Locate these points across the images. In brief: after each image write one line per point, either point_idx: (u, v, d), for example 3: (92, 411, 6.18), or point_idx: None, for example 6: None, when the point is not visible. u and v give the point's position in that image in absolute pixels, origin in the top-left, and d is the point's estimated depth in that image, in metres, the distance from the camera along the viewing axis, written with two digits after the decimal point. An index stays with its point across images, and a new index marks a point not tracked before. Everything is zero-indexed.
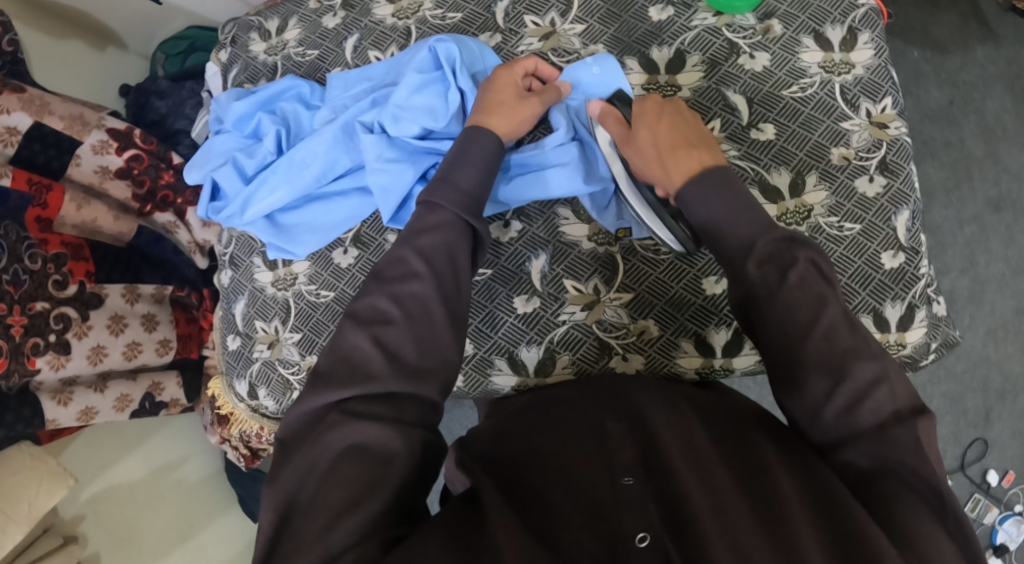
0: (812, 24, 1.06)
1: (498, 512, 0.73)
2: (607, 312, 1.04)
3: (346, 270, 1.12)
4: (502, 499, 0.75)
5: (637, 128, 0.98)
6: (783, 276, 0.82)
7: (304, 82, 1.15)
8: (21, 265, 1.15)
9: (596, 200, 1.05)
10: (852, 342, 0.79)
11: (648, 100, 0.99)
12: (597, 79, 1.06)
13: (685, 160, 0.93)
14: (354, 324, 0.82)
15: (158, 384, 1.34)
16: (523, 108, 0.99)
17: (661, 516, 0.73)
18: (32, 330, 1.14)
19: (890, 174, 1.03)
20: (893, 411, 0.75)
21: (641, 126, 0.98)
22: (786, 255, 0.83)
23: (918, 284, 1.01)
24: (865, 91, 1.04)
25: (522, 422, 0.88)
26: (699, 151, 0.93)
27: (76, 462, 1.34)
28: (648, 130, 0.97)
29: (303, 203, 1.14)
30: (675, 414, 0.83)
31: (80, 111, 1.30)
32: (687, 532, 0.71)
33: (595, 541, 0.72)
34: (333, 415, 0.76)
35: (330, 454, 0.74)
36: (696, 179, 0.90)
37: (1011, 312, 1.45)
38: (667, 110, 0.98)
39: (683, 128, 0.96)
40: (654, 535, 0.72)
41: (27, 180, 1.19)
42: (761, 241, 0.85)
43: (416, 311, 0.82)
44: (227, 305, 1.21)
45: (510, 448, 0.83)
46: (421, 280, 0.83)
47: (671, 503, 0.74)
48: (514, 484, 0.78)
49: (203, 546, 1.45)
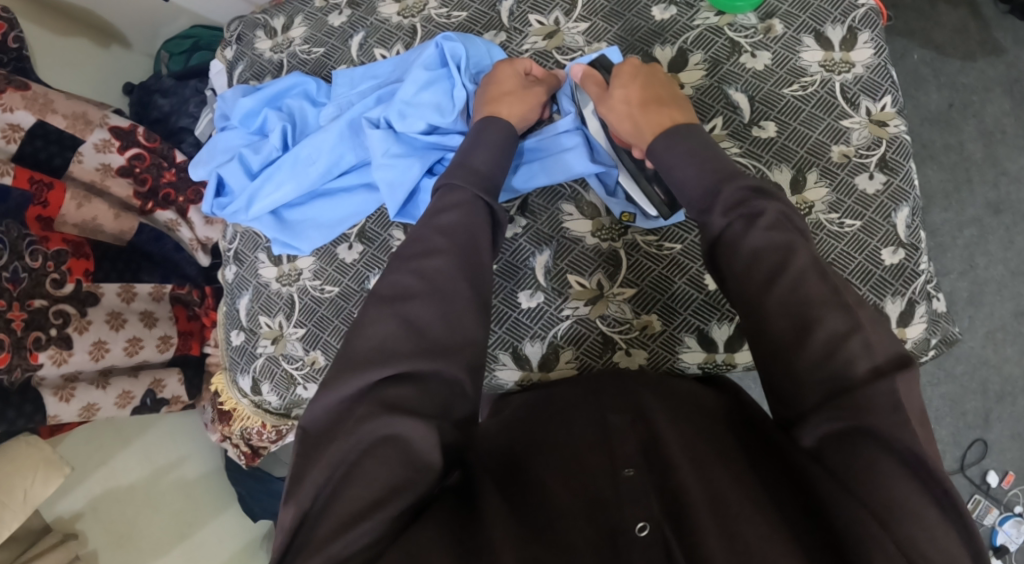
0: (813, 24, 1.07)
1: (497, 509, 0.75)
2: (610, 307, 1.04)
3: (351, 266, 1.13)
4: (504, 499, 0.76)
5: (613, 87, 1.00)
6: (749, 225, 0.82)
7: (311, 80, 1.16)
8: (21, 263, 1.15)
9: (607, 185, 1.06)
10: (823, 289, 0.77)
11: (626, 62, 1.01)
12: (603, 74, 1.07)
13: (655, 117, 0.95)
14: (378, 301, 0.82)
15: (161, 381, 1.33)
16: (532, 95, 1.03)
17: (661, 508, 0.74)
18: (32, 325, 1.15)
19: (890, 171, 1.03)
20: (871, 365, 0.73)
21: (616, 86, 1.00)
22: (752, 202, 0.83)
23: (918, 280, 1.02)
24: (865, 89, 1.05)
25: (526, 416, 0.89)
26: (671, 110, 0.96)
27: (77, 456, 1.34)
28: (621, 89, 0.99)
29: (309, 198, 1.14)
30: (677, 410, 0.84)
31: (84, 109, 1.31)
32: (684, 524, 0.72)
33: (591, 530, 0.73)
34: (366, 406, 0.76)
35: (363, 446, 0.74)
36: (664, 134, 0.93)
37: (1010, 315, 1.46)
38: (642, 72, 1.00)
39: (655, 89, 0.98)
40: (653, 526, 0.73)
41: (28, 179, 1.20)
42: (725, 188, 0.85)
43: (442, 284, 0.83)
44: (231, 300, 1.21)
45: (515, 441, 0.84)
46: (444, 254, 0.85)
47: (670, 496, 0.74)
48: (521, 480, 0.78)
49: (199, 547, 1.44)
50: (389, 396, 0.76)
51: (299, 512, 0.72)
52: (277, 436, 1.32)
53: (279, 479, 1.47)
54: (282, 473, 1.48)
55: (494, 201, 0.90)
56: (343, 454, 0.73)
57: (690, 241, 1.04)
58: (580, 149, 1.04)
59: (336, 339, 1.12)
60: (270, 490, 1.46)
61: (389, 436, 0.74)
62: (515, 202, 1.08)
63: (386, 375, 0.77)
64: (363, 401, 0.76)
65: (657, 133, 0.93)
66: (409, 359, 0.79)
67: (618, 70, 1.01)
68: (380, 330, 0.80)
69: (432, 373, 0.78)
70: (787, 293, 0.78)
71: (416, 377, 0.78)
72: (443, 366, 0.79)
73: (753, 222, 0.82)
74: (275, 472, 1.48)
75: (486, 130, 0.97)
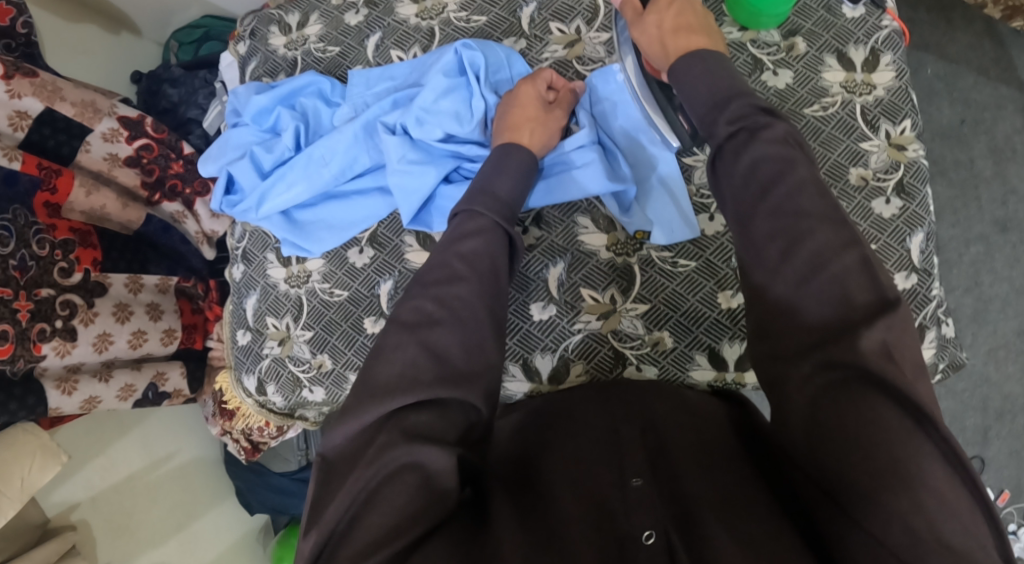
0: (835, 44, 1.06)
1: (507, 521, 0.74)
2: (622, 322, 1.04)
3: (361, 270, 1.12)
4: (513, 509, 0.76)
5: (647, 13, 1.01)
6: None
7: (325, 79, 1.14)
8: (28, 250, 1.13)
9: (620, 200, 1.05)
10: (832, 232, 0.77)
11: None
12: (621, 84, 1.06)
13: (683, 41, 0.95)
14: (400, 329, 0.83)
15: (162, 374, 1.32)
16: (551, 119, 1.03)
17: (670, 516, 0.73)
18: (38, 315, 1.13)
19: (906, 197, 1.03)
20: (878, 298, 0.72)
21: (650, 12, 1.00)
22: (754, 117, 0.84)
23: (929, 305, 1.02)
24: (886, 112, 1.05)
25: (536, 428, 0.89)
26: (698, 34, 0.96)
27: (77, 446, 1.31)
28: (655, 9, 1.00)
29: (320, 200, 1.13)
30: (685, 424, 0.84)
31: (92, 98, 1.29)
32: (693, 530, 0.72)
33: (601, 538, 0.73)
34: (387, 435, 0.75)
35: (384, 473, 0.73)
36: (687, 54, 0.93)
37: (1013, 333, 1.47)
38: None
39: (688, 10, 0.99)
40: (660, 533, 0.72)
41: (37, 164, 1.18)
42: (733, 103, 0.86)
43: (460, 310, 0.83)
44: (238, 300, 1.20)
45: (529, 453, 0.84)
46: (466, 282, 0.85)
47: (682, 504, 0.74)
48: (536, 496, 0.78)
49: (198, 537, 1.45)
50: (408, 422, 0.76)
51: (322, 537, 0.71)
52: (278, 433, 1.32)
53: (277, 475, 1.46)
54: (280, 468, 1.46)
55: (513, 229, 0.91)
56: (365, 482, 0.73)
57: (704, 259, 1.04)
58: (596, 159, 1.03)
59: (343, 343, 1.11)
60: (272, 485, 1.46)
61: (411, 463, 0.74)
62: (530, 213, 1.07)
63: (406, 403, 0.77)
64: (383, 429, 0.76)
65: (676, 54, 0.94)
66: (429, 376, 0.78)
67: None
68: (403, 359, 0.80)
69: (454, 400, 0.78)
70: (787, 205, 0.78)
71: (439, 404, 0.78)
72: (467, 397, 0.79)
73: (756, 136, 0.82)
74: (274, 466, 1.46)
75: (508, 156, 0.97)
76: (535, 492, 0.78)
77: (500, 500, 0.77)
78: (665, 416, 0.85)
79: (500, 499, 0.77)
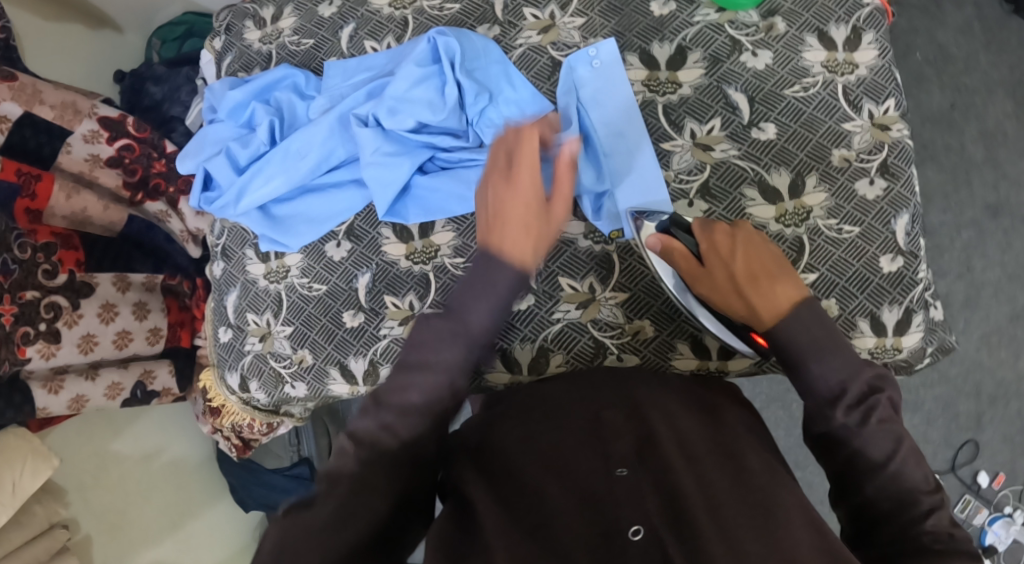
0: (816, 23, 1.04)
1: (487, 507, 0.76)
2: (602, 311, 1.03)
3: (339, 264, 1.11)
4: (490, 498, 0.77)
5: (709, 259, 0.94)
6: (865, 417, 0.78)
7: (300, 72, 1.14)
8: (10, 254, 1.12)
9: (595, 199, 1.04)
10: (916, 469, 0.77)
11: (717, 228, 0.95)
12: (598, 71, 1.05)
13: (768, 295, 0.88)
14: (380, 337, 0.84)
15: (150, 372, 1.31)
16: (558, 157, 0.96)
17: (657, 511, 0.74)
18: (22, 318, 1.11)
19: (891, 177, 1.01)
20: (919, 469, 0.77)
21: (713, 259, 0.94)
22: (868, 397, 0.79)
23: (916, 288, 1.01)
24: (868, 92, 1.03)
25: (494, 417, 0.89)
26: (782, 284, 0.89)
27: (66, 446, 1.28)
28: (724, 263, 0.93)
29: (297, 193, 1.12)
30: (668, 416, 0.84)
31: (72, 99, 1.27)
32: (685, 527, 0.72)
33: (590, 531, 0.73)
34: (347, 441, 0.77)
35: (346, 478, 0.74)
36: (787, 316, 0.86)
37: (1005, 319, 1.45)
38: (738, 237, 0.94)
39: (760, 260, 0.92)
40: (648, 528, 0.72)
41: (14, 170, 1.17)
42: (850, 387, 0.80)
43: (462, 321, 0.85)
44: (218, 297, 1.19)
45: (502, 444, 0.84)
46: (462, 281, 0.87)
47: (670, 498, 0.74)
48: (516, 493, 0.78)
49: (195, 535, 1.45)
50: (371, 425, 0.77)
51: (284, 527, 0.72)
52: (269, 429, 1.32)
53: (270, 472, 1.47)
54: (274, 465, 1.48)
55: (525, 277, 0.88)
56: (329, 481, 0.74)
57: None
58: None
59: (323, 338, 1.10)
60: (265, 482, 1.46)
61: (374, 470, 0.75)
62: None
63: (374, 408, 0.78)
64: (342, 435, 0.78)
65: (779, 318, 0.86)
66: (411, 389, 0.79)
67: (709, 239, 0.95)
68: None
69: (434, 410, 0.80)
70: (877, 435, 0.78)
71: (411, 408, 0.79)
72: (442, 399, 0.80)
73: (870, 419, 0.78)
74: (266, 462, 1.48)
75: (516, 193, 0.89)
76: (516, 492, 0.78)
77: (476, 488, 0.79)
78: (657, 406, 0.84)
79: (480, 494, 0.78)
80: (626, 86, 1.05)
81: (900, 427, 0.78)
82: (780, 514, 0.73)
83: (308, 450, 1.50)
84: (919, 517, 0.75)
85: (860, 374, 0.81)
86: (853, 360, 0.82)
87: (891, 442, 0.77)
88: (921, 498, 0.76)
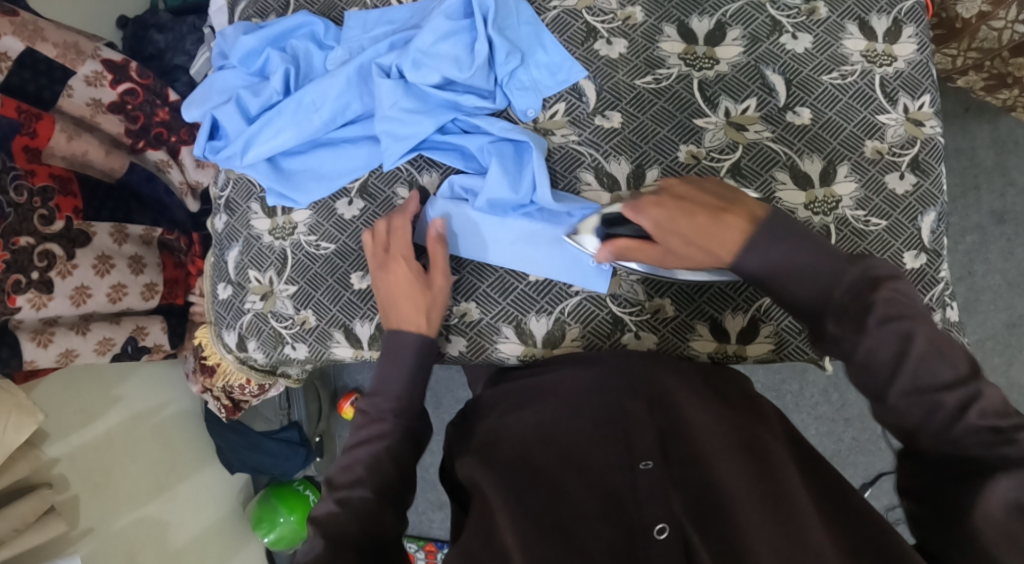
0: (857, 11, 1.02)
1: (504, 502, 0.74)
2: (623, 286, 1.00)
3: (350, 223, 1.06)
4: (505, 493, 0.74)
5: (664, 242, 0.84)
6: (865, 321, 0.74)
7: (319, 20, 1.09)
8: (6, 198, 1.05)
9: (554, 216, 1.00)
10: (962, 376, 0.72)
11: (647, 212, 0.84)
12: (544, 57, 1.03)
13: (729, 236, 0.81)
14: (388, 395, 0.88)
15: (142, 328, 1.25)
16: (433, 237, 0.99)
17: (679, 507, 0.72)
18: (14, 266, 1.05)
19: (921, 173, 1.00)
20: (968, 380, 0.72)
21: (669, 241, 0.84)
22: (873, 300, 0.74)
23: (937, 287, 0.99)
24: (905, 85, 1.01)
25: (504, 403, 0.87)
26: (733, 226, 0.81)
27: (52, 402, 1.20)
28: (674, 240, 0.83)
29: (308, 147, 1.08)
30: (697, 401, 0.80)
31: (75, 39, 1.19)
32: (712, 525, 0.71)
33: (613, 531, 0.71)
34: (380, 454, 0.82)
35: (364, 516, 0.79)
36: (747, 249, 0.80)
37: (1002, 326, 1.44)
38: (669, 207, 0.84)
39: (700, 214, 0.82)
40: (673, 526, 0.70)
41: (16, 108, 1.09)
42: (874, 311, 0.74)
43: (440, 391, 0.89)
44: (220, 251, 1.14)
45: (516, 429, 0.81)
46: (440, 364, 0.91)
47: (697, 493, 0.73)
48: (532, 484, 0.75)
49: (179, 499, 1.41)
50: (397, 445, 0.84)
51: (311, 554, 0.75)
52: (260, 391, 1.28)
53: (259, 434, 1.46)
54: (263, 428, 1.48)
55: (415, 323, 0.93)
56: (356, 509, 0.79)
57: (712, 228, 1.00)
58: (494, 159, 0.99)
59: (328, 299, 1.06)
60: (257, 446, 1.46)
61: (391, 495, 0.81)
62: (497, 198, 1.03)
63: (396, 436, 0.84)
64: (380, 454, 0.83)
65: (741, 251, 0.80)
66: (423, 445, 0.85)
67: (650, 220, 0.84)
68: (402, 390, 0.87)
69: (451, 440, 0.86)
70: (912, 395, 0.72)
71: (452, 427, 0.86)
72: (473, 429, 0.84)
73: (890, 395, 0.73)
74: (256, 426, 1.47)
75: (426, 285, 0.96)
76: (532, 483, 0.75)
77: (489, 483, 0.76)
78: (680, 390, 0.81)
79: (487, 481, 0.76)
80: (563, 70, 1.03)
81: (911, 321, 0.72)
82: (803, 503, 0.72)
83: (298, 415, 1.53)
84: (959, 416, 0.70)
85: (847, 271, 0.76)
86: (836, 254, 0.78)
87: (899, 341, 0.72)
88: (949, 392, 0.71)
